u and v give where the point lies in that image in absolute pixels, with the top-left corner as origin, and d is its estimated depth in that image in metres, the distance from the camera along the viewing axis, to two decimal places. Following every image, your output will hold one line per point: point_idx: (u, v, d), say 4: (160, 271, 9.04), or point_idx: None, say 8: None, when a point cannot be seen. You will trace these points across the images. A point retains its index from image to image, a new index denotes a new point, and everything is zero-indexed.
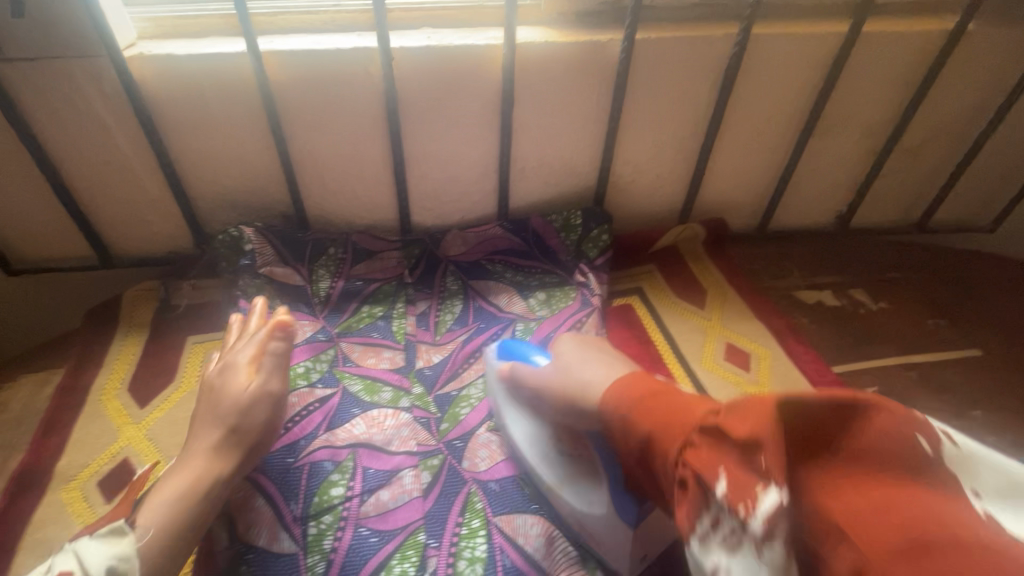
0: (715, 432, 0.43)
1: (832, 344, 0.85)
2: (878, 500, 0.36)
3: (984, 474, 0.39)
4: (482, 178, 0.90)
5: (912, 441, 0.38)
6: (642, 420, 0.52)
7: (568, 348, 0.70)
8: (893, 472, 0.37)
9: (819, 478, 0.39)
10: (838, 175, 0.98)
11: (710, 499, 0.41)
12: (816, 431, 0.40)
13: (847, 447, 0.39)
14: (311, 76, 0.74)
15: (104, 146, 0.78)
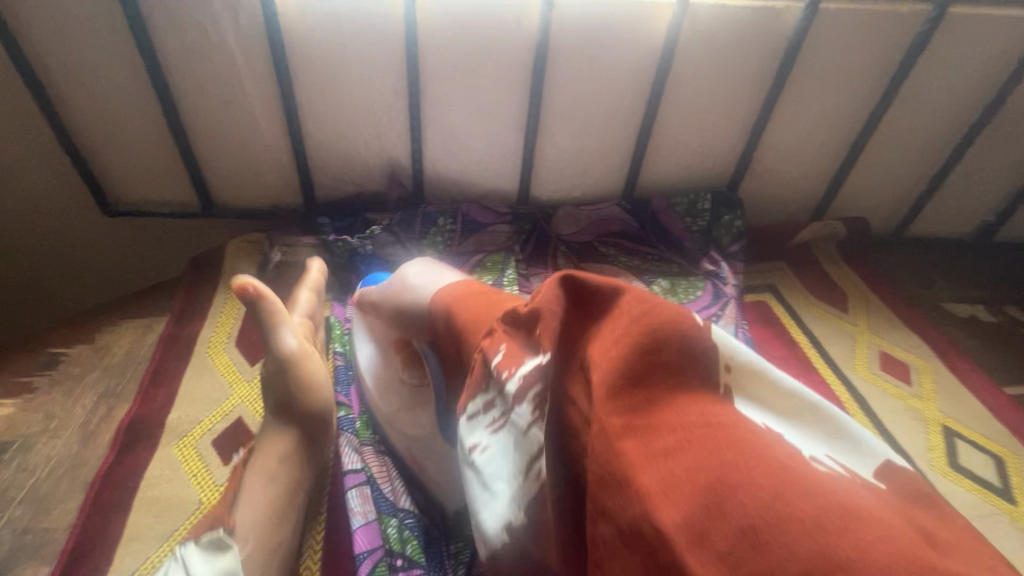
0: (525, 323, 0.40)
1: (996, 362, 0.76)
2: (720, 473, 0.28)
3: (745, 363, 0.36)
4: (613, 152, 0.83)
5: (700, 337, 0.36)
6: (459, 315, 0.48)
7: (416, 266, 0.61)
8: (686, 403, 0.33)
9: (602, 348, 0.36)
10: (994, 181, 0.89)
11: (488, 374, 0.40)
12: (658, 356, 0.34)
13: (669, 355, 0.34)
14: (461, 22, 0.68)
15: (228, 82, 0.73)
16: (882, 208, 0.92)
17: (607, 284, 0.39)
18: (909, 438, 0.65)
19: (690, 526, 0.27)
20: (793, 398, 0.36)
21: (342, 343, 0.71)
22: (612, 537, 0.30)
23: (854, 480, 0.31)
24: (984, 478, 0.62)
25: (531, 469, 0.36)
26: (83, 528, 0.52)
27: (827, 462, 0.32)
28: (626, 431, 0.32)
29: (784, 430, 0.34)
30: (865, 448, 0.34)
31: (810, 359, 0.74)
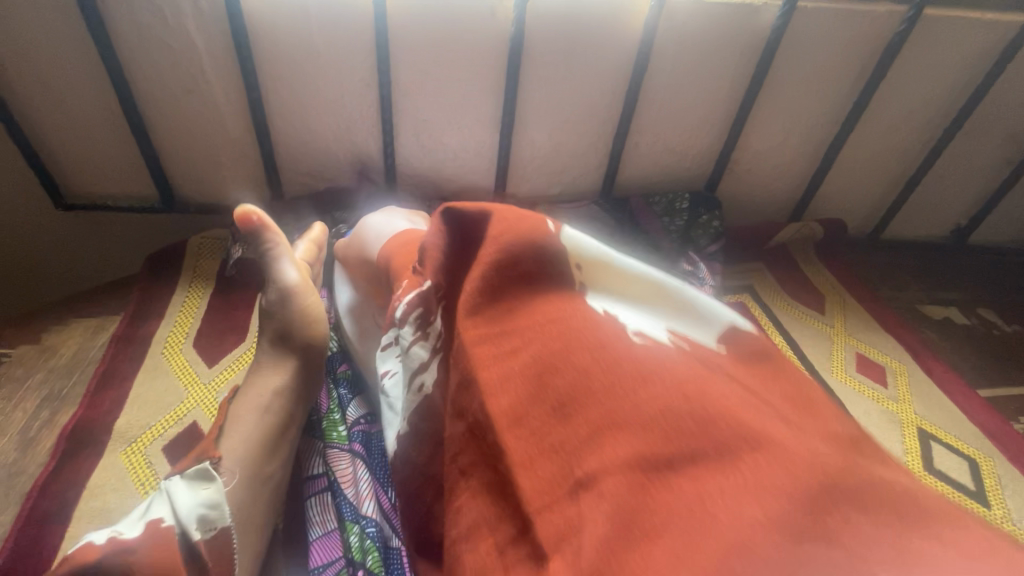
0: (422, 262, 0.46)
1: (970, 365, 0.76)
2: (549, 361, 0.38)
3: (602, 262, 0.46)
4: (590, 150, 0.81)
5: (554, 243, 0.45)
6: (394, 259, 0.52)
7: (375, 216, 0.64)
8: (533, 309, 0.42)
9: (472, 273, 0.43)
10: (967, 184, 0.90)
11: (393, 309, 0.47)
12: (512, 271, 0.43)
13: (520, 269, 0.43)
14: (432, 13, 0.66)
15: (188, 71, 0.69)
16: (859, 210, 0.92)
17: (482, 211, 0.46)
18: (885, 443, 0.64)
19: (513, 411, 0.37)
20: (642, 282, 0.46)
21: None
22: (463, 430, 0.40)
23: (684, 343, 0.42)
24: (958, 482, 0.61)
25: (416, 382, 0.45)
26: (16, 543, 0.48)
27: (651, 334, 0.42)
28: (479, 343, 0.40)
29: (631, 312, 0.44)
30: (689, 316, 0.45)
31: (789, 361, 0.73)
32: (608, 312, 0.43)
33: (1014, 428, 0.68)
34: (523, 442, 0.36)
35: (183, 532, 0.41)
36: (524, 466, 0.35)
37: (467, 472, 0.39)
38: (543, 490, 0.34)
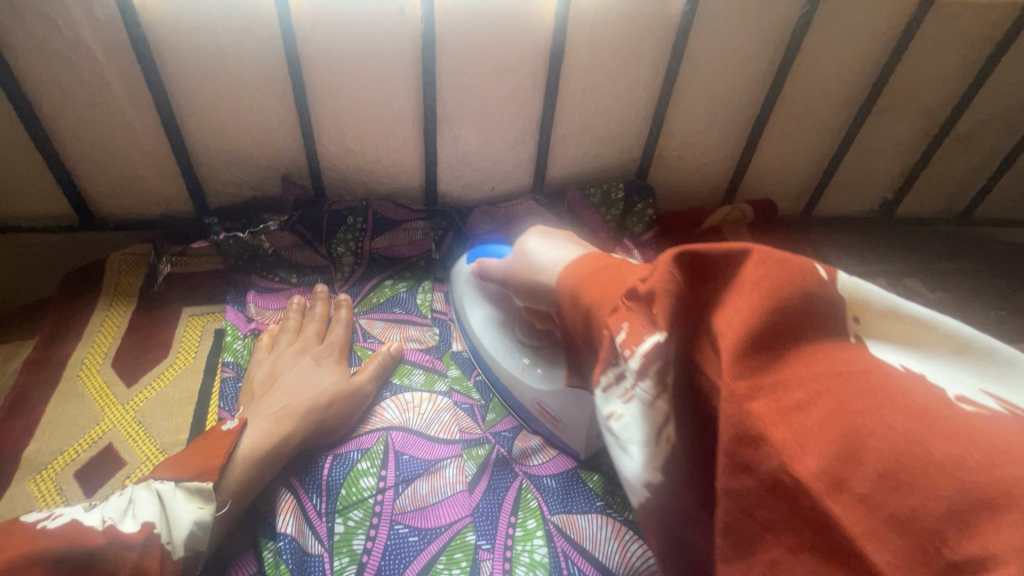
0: (643, 299, 0.39)
1: None
2: (855, 422, 0.30)
3: (883, 304, 0.36)
4: (518, 144, 0.81)
5: (829, 291, 0.36)
6: (583, 290, 0.47)
7: (531, 239, 0.62)
8: (820, 355, 0.33)
9: (734, 315, 0.35)
10: (890, 159, 0.93)
11: (615, 351, 0.40)
12: (782, 318, 0.35)
13: (793, 315, 0.35)
14: (339, 12, 0.65)
15: (91, 84, 0.67)
16: (790, 190, 0.94)
17: (730, 248, 0.38)
18: None
19: (830, 475, 0.30)
20: (952, 338, 0.35)
21: (234, 352, 0.66)
22: (756, 487, 0.33)
23: (1006, 406, 0.31)
24: None
25: (661, 434, 0.37)
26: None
27: (977, 399, 0.31)
28: (752, 395, 0.33)
29: (931, 370, 0.33)
30: (1001, 373, 0.33)
31: None
32: (901, 367, 0.33)
33: None
34: (855, 513, 0.29)
35: (167, 546, 0.44)
36: (867, 536, 0.29)
37: (769, 529, 0.33)
38: (909, 566, 0.27)
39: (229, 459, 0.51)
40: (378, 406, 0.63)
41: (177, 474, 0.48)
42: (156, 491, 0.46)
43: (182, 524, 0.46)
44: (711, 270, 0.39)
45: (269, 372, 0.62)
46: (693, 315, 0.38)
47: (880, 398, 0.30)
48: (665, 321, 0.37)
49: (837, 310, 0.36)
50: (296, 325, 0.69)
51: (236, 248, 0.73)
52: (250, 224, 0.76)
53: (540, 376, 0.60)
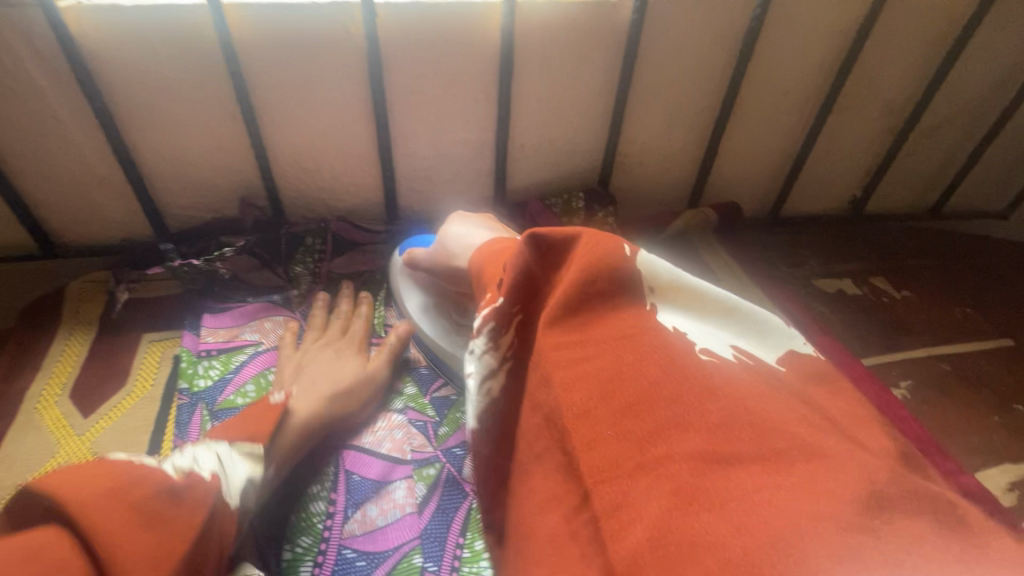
0: (506, 278, 0.46)
1: (857, 335, 0.78)
2: (617, 365, 0.40)
3: (674, 281, 0.47)
4: (476, 157, 0.81)
5: (631, 267, 0.46)
6: (484, 268, 0.52)
7: (457, 224, 0.67)
8: (613, 321, 0.43)
9: (561, 289, 0.44)
10: (855, 156, 0.92)
11: (480, 321, 0.46)
12: (593, 292, 0.44)
13: (599, 288, 0.44)
14: (282, 34, 0.65)
15: (39, 114, 0.67)
16: (756, 191, 0.94)
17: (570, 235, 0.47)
18: None
19: (581, 404, 0.39)
20: (724, 305, 0.47)
21: (189, 378, 0.66)
22: (541, 423, 0.42)
23: (748, 358, 0.43)
24: None
25: (489, 385, 0.46)
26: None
27: (723, 351, 0.42)
28: (557, 347, 0.42)
29: (701, 329, 0.45)
30: (760, 332, 0.46)
31: None
32: (679, 327, 0.44)
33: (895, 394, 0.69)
34: (605, 439, 0.38)
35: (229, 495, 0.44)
36: (589, 448, 0.38)
37: (544, 454, 0.41)
38: (607, 469, 0.37)
39: (283, 424, 0.55)
40: (384, 403, 0.66)
41: (229, 437, 0.49)
42: (214, 450, 0.46)
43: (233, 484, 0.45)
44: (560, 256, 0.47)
45: (295, 365, 0.65)
46: (536, 289, 0.46)
47: (633, 352, 0.40)
48: (512, 291, 0.45)
49: (638, 284, 0.46)
50: (321, 322, 0.72)
51: (190, 276, 0.73)
52: (207, 251, 0.76)
53: (464, 352, 0.68)
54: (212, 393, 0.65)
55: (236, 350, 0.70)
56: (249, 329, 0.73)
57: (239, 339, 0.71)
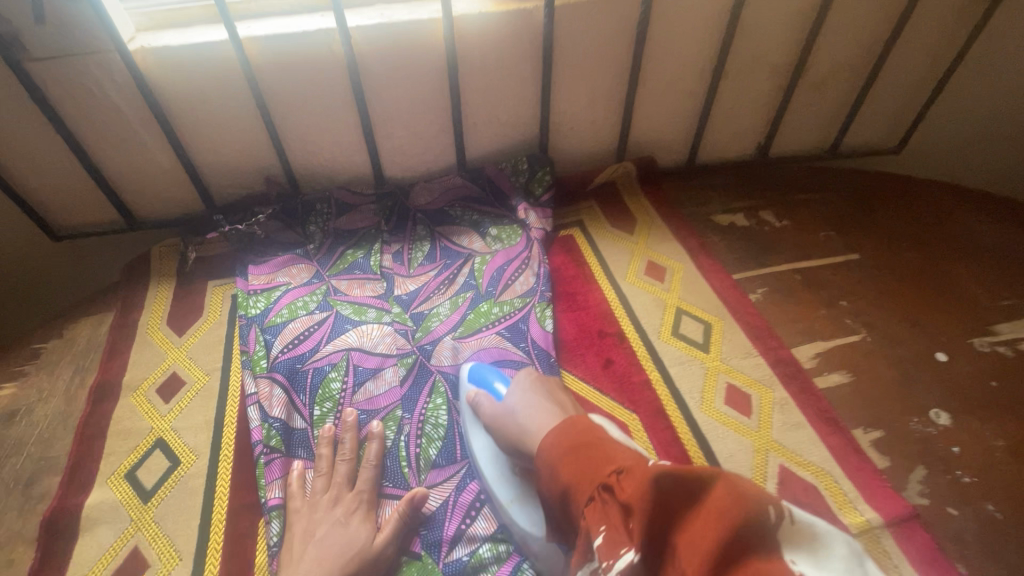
0: (624, 508, 0.49)
1: (735, 255, 1.01)
2: None
3: (815, 543, 0.43)
4: (440, 133, 1.05)
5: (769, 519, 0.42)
6: (574, 484, 0.55)
7: (525, 390, 0.75)
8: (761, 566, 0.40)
9: (698, 533, 0.43)
10: (754, 110, 1.12)
11: (595, 553, 0.47)
12: (733, 538, 0.42)
13: (735, 541, 0.41)
14: (283, 56, 0.89)
15: (119, 125, 0.93)
16: (673, 145, 1.15)
17: (692, 479, 0.46)
18: (649, 319, 0.91)
19: None
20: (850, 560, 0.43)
21: (246, 307, 0.94)
22: None
23: None
24: (693, 339, 0.87)
25: None
26: (72, 461, 0.76)
27: None
28: None
29: None
30: None
31: (594, 270, 1.00)
32: None
33: (749, 298, 0.93)
34: None
35: None
36: None
37: None
38: None
39: None
40: (381, 322, 0.91)
41: None
42: None
43: None
44: (674, 499, 0.46)
45: None
46: (664, 531, 0.45)
47: None
48: (636, 535, 0.46)
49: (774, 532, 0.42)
50: None
51: (238, 236, 1.02)
52: (244, 218, 1.04)
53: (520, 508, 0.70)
54: (260, 317, 0.92)
55: (273, 289, 0.96)
56: (280, 273, 0.99)
57: (274, 281, 0.98)
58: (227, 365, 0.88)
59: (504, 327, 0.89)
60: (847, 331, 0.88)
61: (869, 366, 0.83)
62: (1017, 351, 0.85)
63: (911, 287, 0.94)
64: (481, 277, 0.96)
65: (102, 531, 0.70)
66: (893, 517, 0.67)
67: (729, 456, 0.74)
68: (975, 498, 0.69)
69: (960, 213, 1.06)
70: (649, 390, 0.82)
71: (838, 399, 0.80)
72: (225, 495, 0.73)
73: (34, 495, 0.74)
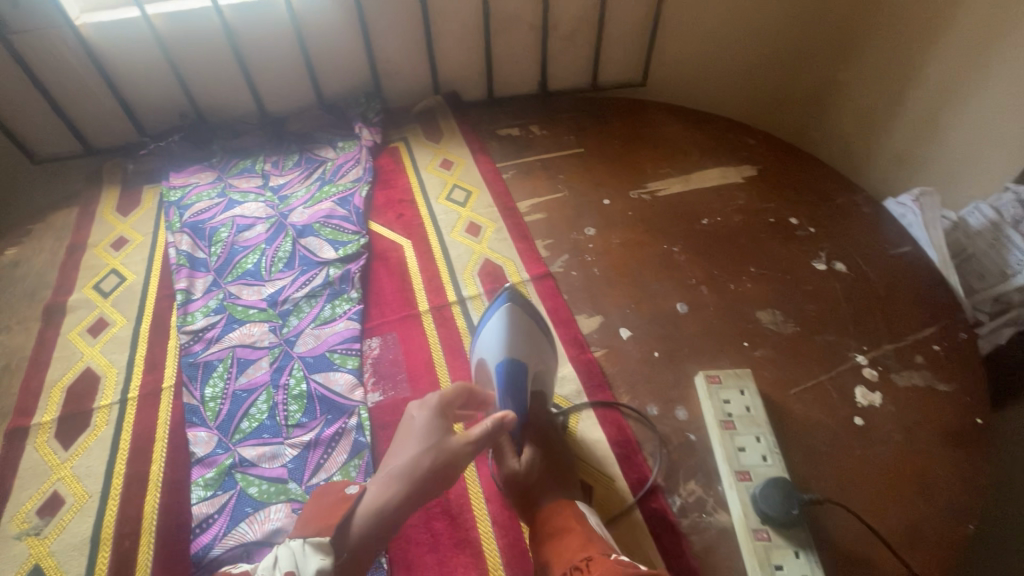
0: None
1: (503, 153, 1.50)
2: None
3: None
4: (300, 78, 1.53)
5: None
6: (551, 558, 0.71)
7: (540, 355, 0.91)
8: None
9: None
10: (526, 55, 1.60)
11: None
12: None
13: None
14: (182, 28, 1.35)
15: (73, 77, 1.39)
16: (472, 82, 1.64)
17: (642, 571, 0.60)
18: (434, 191, 1.41)
19: None
20: None
21: (169, 195, 1.40)
22: None
23: None
24: (458, 200, 1.37)
25: None
26: (60, 282, 1.25)
27: None
28: None
29: None
30: None
31: (407, 164, 1.49)
32: None
33: (501, 176, 1.43)
34: None
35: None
36: None
37: None
38: None
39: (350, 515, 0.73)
40: (256, 200, 1.38)
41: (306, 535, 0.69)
42: (293, 547, 0.68)
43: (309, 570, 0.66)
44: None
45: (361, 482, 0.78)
46: None
47: None
48: None
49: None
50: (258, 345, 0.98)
51: (160, 150, 1.49)
52: (164, 139, 1.51)
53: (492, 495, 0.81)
54: (177, 201, 1.38)
55: (184, 186, 1.42)
56: (191, 177, 1.44)
57: (186, 181, 1.43)
58: (156, 229, 1.35)
59: (337, 197, 1.38)
60: (553, 191, 1.39)
61: (560, 208, 1.34)
62: (654, 195, 1.36)
63: (608, 165, 1.45)
64: (328, 171, 1.45)
65: (80, 311, 1.18)
66: (536, 275, 1.19)
67: (459, 255, 1.25)
68: (589, 266, 1.21)
69: (659, 117, 1.57)
70: (422, 228, 1.32)
71: (534, 226, 1.31)
72: (154, 291, 1.22)
73: (38, 297, 1.22)
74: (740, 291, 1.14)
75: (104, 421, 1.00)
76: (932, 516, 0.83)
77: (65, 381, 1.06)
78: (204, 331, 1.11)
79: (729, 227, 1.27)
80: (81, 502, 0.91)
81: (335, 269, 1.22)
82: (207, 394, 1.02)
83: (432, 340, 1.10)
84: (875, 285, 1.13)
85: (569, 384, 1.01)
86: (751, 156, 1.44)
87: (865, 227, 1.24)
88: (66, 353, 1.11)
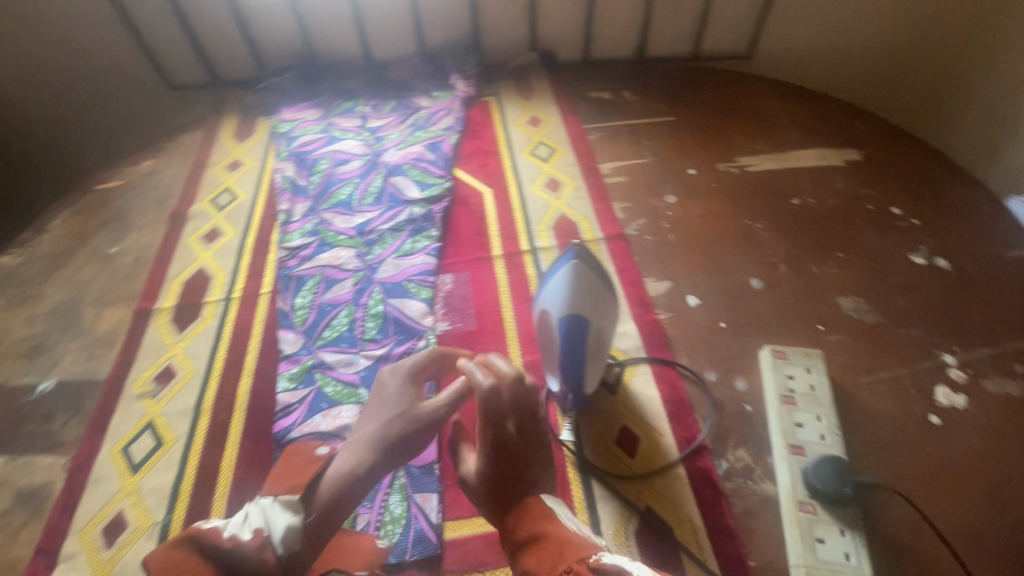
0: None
1: (591, 115, 1.50)
2: None
3: None
4: (405, 28, 1.60)
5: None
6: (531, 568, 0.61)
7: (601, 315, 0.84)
8: None
9: None
10: (628, 18, 1.57)
11: None
12: None
13: None
14: None
15: (209, 12, 1.53)
16: (570, 43, 1.64)
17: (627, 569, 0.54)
18: (519, 146, 1.44)
19: None
20: None
21: (280, 126, 1.53)
22: None
23: None
24: (541, 157, 1.40)
25: None
26: (184, 193, 1.41)
27: None
28: None
29: None
30: None
31: (496, 118, 1.53)
32: None
33: (587, 138, 1.44)
34: None
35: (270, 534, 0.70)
36: None
37: None
38: None
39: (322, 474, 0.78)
40: (355, 138, 1.48)
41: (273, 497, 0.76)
42: (261, 506, 0.74)
43: (278, 527, 0.71)
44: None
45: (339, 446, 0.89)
46: None
47: None
48: None
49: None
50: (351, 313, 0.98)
51: (274, 86, 1.63)
52: (279, 76, 1.64)
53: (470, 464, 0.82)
54: (286, 133, 1.51)
55: (292, 120, 1.54)
56: (299, 113, 1.56)
57: (294, 116, 1.55)
58: (266, 156, 1.49)
59: (428, 142, 1.45)
60: (637, 156, 1.38)
61: (642, 173, 1.33)
62: (743, 170, 1.32)
63: (697, 136, 1.41)
64: (422, 117, 1.52)
65: (198, 220, 1.34)
66: (610, 235, 1.20)
67: (536, 209, 1.28)
68: (664, 233, 1.20)
69: (760, 93, 1.50)
70: (503, 179, 1.36)
71: (613, 188, 1.31)
72: (260, 210, 1.35)
73: (165, 205, 1.39)
74: (822, 274, 1.09)
75: (211, 314, 1.14)
76: (1000, 522, 0.79)
77: (183, 276, 1.22)
78: (299, 249, 1.23)
79: (820, 210, 1.21)
80: (188, 377, 1.05)
81: (419, 208, 1.29)
82: (298, 303, 1.13)
83: (502, 283, 1.15)
84: (979, 286, 1.05)
85: (629, 340, 1.02)
86: (857, 140, 1.35)
87: (978, 224, 1.14)
88: (184, 254, 1.27)
